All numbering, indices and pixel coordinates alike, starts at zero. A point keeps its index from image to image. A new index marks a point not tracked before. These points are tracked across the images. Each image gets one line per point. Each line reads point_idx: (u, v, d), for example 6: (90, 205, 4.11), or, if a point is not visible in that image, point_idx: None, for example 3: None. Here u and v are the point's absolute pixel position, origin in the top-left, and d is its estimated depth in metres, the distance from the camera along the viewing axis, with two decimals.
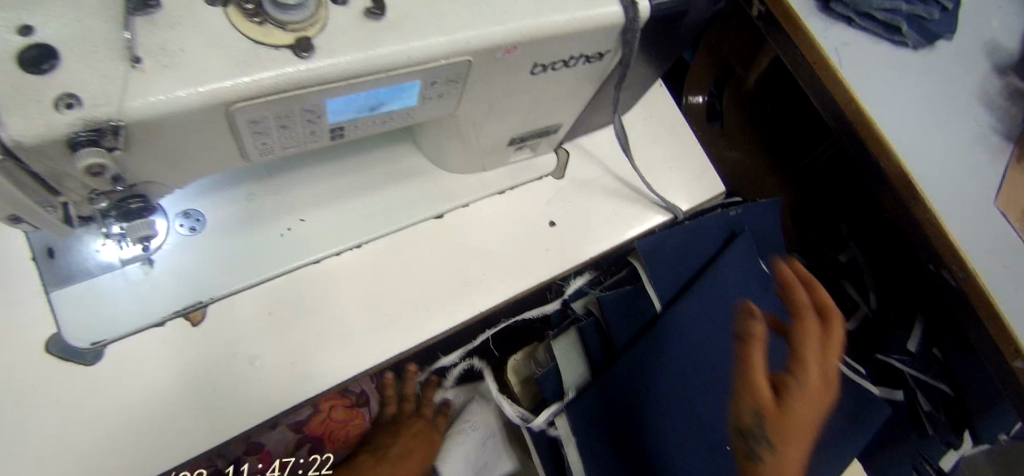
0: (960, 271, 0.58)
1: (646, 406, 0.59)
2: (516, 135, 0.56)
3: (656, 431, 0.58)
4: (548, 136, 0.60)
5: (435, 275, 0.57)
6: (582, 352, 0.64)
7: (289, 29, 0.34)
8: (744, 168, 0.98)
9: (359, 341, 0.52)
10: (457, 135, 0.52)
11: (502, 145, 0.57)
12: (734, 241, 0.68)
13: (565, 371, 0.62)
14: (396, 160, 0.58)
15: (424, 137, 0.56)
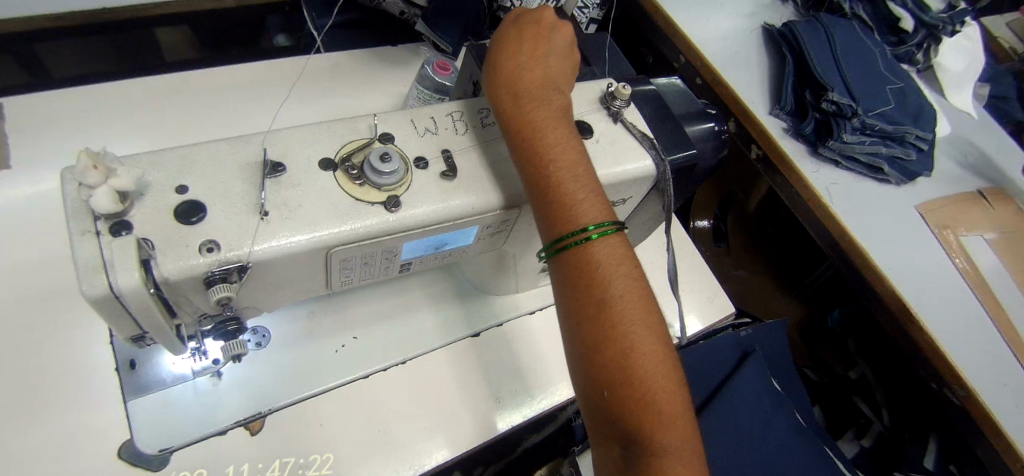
0: (961, 390, 0.66)
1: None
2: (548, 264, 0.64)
3: None
4: None
5: (472, 389, 0.61)
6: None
7: (383, 189, 0.43)
8: (750, 285, 1.09)
9: (400, 452, 0.55)
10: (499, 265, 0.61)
11: (536, 271, 0.64)
12: (749, 359, 0.74)
13: None
14: (440, 282, 0.66)
15: (467, 264, 0.64)
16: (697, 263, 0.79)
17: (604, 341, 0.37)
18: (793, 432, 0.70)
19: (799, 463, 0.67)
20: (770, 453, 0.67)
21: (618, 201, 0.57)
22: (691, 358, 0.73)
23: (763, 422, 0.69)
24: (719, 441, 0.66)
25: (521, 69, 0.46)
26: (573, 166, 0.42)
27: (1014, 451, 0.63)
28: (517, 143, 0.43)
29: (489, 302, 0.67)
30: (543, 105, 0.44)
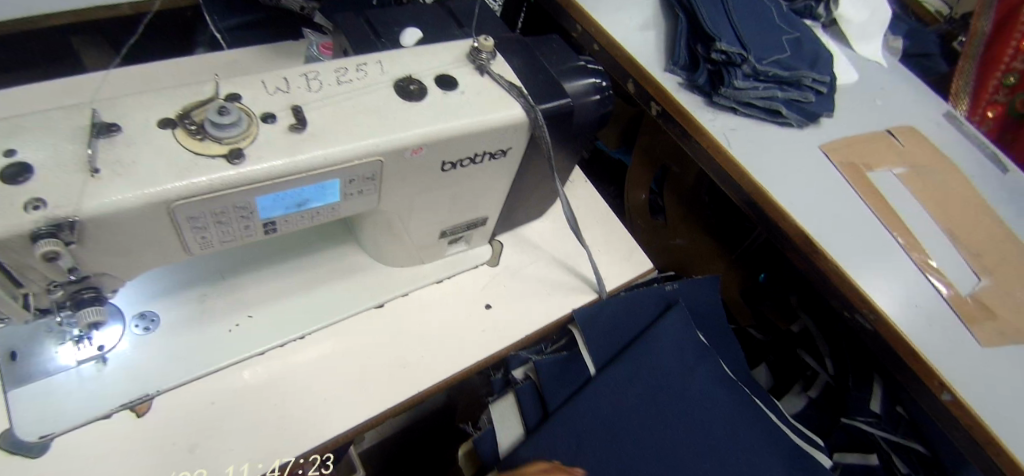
0: (871, 314, 0.68)
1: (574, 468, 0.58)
2: (446, 229, 0.64)
3: None
4: (478, 228, 0.67)
5: (375, 358, 0.59)
6: (520, 415, 0.64)
7: (225, 142, 0.43)
8: (687, 255, 1.12)
9: (298, 424, 0.53)
10: (390, 228, 0.59)
11: (435, 238, 0.64)
12: (670, 311, 0.69)
13: (504, 431, 0.63)
14: (341, 258, 0.64)
15: (361, 233, 0.62)
16: (614, 223, 0.79)
17: None
18: (718, 384, 0.65)
19: (719, 415, 0.63)
20: (687, 407, 0.62)
21: (497, 153, 0.58)
22: (605, 315, 0.68)
23: (684, 375, 0.64)
24: (627, 394, 0.62)
25: None
26: None
27: (927, 366, 0.64)
28: None
29: (391, 274, 0.65)
30: None
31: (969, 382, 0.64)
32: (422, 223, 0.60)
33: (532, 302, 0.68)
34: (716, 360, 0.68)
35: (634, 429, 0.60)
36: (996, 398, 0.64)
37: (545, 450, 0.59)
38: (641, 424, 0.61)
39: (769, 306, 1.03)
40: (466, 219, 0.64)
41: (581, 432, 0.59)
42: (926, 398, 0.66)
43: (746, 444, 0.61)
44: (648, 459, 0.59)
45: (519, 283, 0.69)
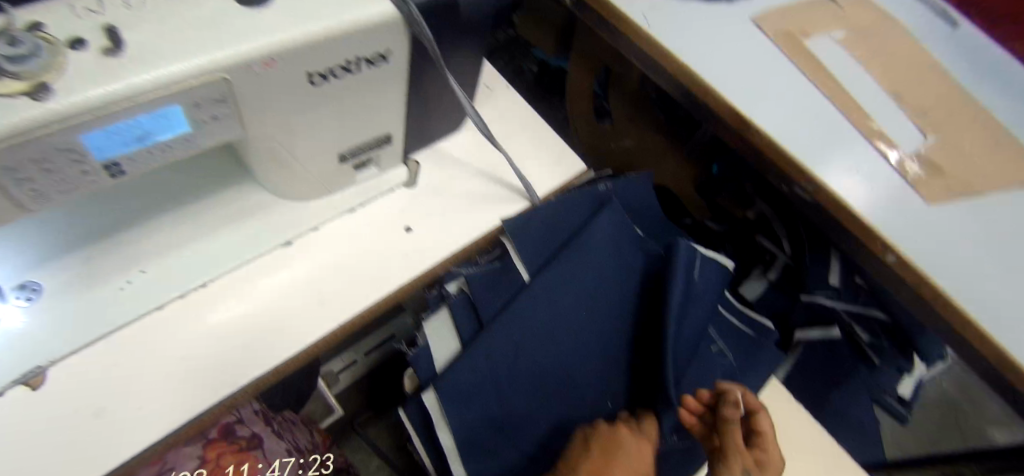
0: (808, 183, 0.64)
1: (504, 375, 0.57)
2: (345, 151, 0.57)
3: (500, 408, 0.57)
4: (384, 148, 0.61)
5: (287, 298, 0.55)
6: (455, 330, 0.60)
7: (23, 78, 0.35)
8: (633, 156, 1.05)
9: (212, 374, 0.50)
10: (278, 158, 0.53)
11: (336, 164, 0.58)
12: (607, 208, 0.64)
13: (440, 348, 0.59)
14: (237, 200, 0.58)
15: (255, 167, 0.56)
16: (542, 126, 0.72)
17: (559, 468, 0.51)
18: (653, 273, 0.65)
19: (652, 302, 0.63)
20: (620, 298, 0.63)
21: (375, 58, 0.49)
22: (538, 221, 0.63)
23: (619, 270, 0.63)
24: (553, 304, 0.59)
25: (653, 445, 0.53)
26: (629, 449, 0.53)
27: (865, 228, 0.61)
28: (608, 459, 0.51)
29: (294, 208, 0.60)
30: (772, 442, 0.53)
31: (913, 241, 0.61)
32: (308, 148, 0.54)
33: (455, 219, 0.62)
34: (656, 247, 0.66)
35: (569, 331, 0.59)
36: (940, 256, 0.61)
37: (472, 365, 0.56)
38: (562, 333, 0.59)
39: (724, 194, 0.95)
40: (363, 139, 0.57)
41: (513, 342, 0.57)
42: (867, 258, 0.65)
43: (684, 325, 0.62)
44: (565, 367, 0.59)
45: (439, 201, 0.63)
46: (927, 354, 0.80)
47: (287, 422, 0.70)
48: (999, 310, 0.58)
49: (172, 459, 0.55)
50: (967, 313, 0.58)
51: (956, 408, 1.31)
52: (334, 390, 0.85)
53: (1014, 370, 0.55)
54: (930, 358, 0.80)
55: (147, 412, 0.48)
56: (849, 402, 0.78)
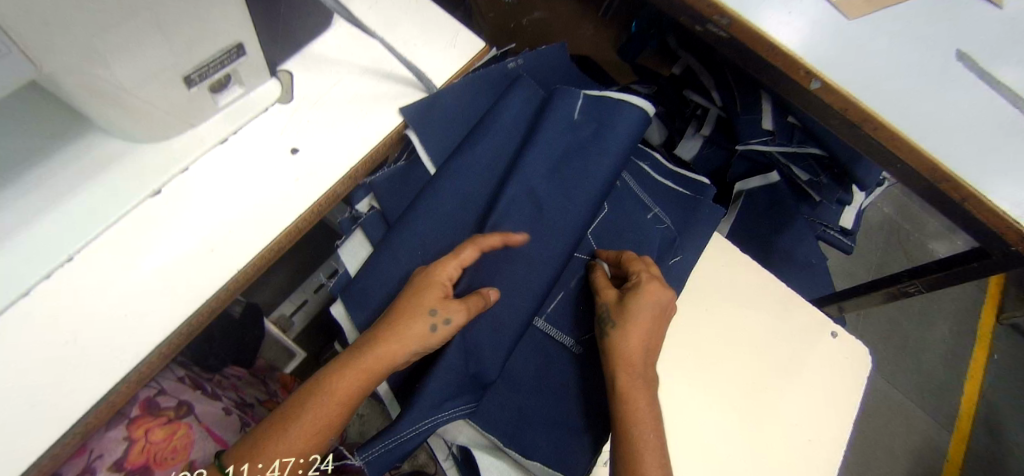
0: (724, 19, 0.60)
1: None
2: (187, 72, 0.46)
3: None
4: (244, 60, 0.51)
5: (176, 250, 0.49)
6: (369, 242, 0.59)
7: None
8: (547, 28, 0.98)
9: (113, 347, 0.45)
10: (104, 97, 0.43)
11: (185, 92, 0.48)
12: (511, 87, 0.62)
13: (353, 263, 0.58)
14: (87, 152, 0.50)
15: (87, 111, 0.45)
16: (428, 7, 0.63)
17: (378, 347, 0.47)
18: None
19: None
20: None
21: None
22: (441, 106, 0.59)
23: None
24: (466, 189, 0.58)
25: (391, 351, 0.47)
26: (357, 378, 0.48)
27: (790, 58, 0.57)
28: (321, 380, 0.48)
29: (157, 152, 0.51)
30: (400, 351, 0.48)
31: (836, 63, 0.58)
32: (137, 77, 0.42)
33: (349, 129, 0.55)
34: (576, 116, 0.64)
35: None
36: (865, 73, 0.58)
37: (386, 271, 0.55)
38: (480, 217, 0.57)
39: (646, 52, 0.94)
40: (206, 55, 0.46)
41: (430, 239, 0.56)
42: (796, 93, 0.61)
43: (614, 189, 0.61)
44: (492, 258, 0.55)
45: (325, 111, 0.55)
46: (866, 183, 0.78)
47: (227, 381, 0.68)
48: (928, 119, 0.56)
49: (96, 446, 0.52)
50: (899, 129, 0.55)
51: (899, 230, 1.38)
52: (291, 333, 0.92)
53: (942, 177, 0.54)
54: (868, 187, 0.80)
55: (47, 408, 0.42)
56: (790, 241, 0.80)
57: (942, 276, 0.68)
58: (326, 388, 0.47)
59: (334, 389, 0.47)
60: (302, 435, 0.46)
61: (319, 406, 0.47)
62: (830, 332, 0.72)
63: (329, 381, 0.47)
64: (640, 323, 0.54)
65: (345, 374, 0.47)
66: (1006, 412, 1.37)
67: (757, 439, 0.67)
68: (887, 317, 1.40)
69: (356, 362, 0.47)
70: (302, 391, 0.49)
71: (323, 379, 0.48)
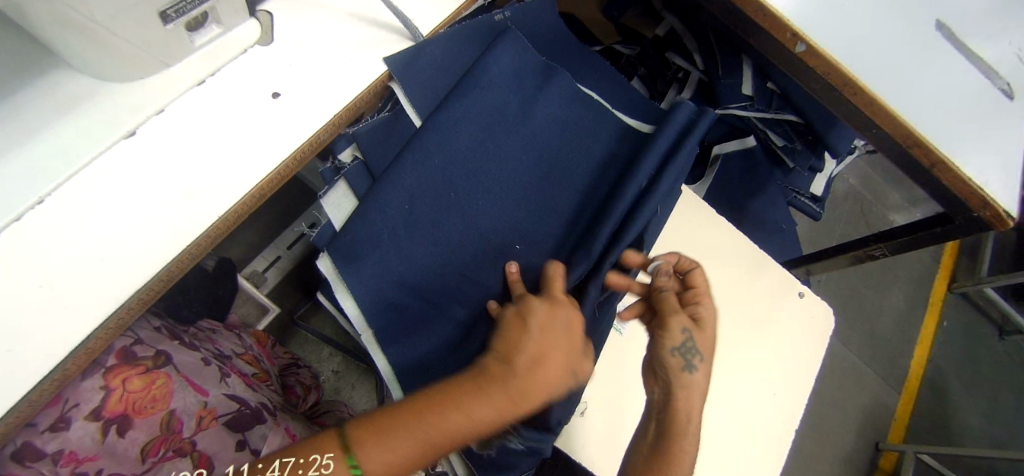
0: None
1: (415, 227, 0.56)
2: (164, 8, 0.44)
3: (422, 260, 0.56)
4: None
5: (152, 193, 0.47)
6: (352, 192, 0.59)
7: None
8: None
9: (90, 293, 0.43)
10: (77, 28, 0.41)
11: (161, 29, 0.45)
12: (500, 41, 0.60)
13: (336, 215, 0.58)
14: (56, 90, 0.47)
15: (52, 41, 0.43)
16: None
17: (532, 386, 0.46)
18: (558, 102, 0.62)
19: (564, 134, 0.62)
20: (531, 134, 0.61)
21: None
22: (428, 55, 0.58)
23: (522, 105, 0.61)
24: (455, 141, 0.58)
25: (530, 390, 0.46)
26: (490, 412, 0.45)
27: (777, 19, 0.57)
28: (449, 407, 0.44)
29: (130, 92, 0.49)
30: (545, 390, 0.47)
31: (825, 25, 0.58)
32: (110, 9, 0.40)
33: (335, 74, 0.54)
34: (564, 72, 0.63)
35: (478, 174, 0.58)
36: (849, 39, 0.58)
37: (374, 225, 0.55)
38: (467, 170, 0.58)
39: (632, 12, 0.93)
40: None
41: (417, 194, 0.56)
42: (781, 57, 0.61)
43: (594, 149, 0.62)
44: (481, 209, 0.58)
45: (308, 55, 0.54)
46: (838, 150, 0.81)
47: (203, 333, 0.67)
48: (905, 84, 0.58)
49: (71, 395, 0.51)
50: (877, 94, 0.56)
51: (863, 202, 1.45)
52: (264, 289, 0.90)
53: (914, 143, 0.56)
54: (841, 154, 0.83)
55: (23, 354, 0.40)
56: (763, 205, 0.84)
57: (904, 241, 0.71)
58: (451, 417, 0.44)
59: (466, 418, 0.44)
60: (391, 461, 0.43)
61: (440, 438, 0.44)
62: (797, 292, 0.76)
63: (461, 409, 0.44)
64: (716, 354, 0.54)
65: (483, 408, 0.44)
66: (952, 376, 1.47)
67: (726, 390, 0.71)
68: (847, 283, 1.47)
69: (500, 401, 0.45)
70: (412, 408, 0.45)
71: (448, 406, 0.44)
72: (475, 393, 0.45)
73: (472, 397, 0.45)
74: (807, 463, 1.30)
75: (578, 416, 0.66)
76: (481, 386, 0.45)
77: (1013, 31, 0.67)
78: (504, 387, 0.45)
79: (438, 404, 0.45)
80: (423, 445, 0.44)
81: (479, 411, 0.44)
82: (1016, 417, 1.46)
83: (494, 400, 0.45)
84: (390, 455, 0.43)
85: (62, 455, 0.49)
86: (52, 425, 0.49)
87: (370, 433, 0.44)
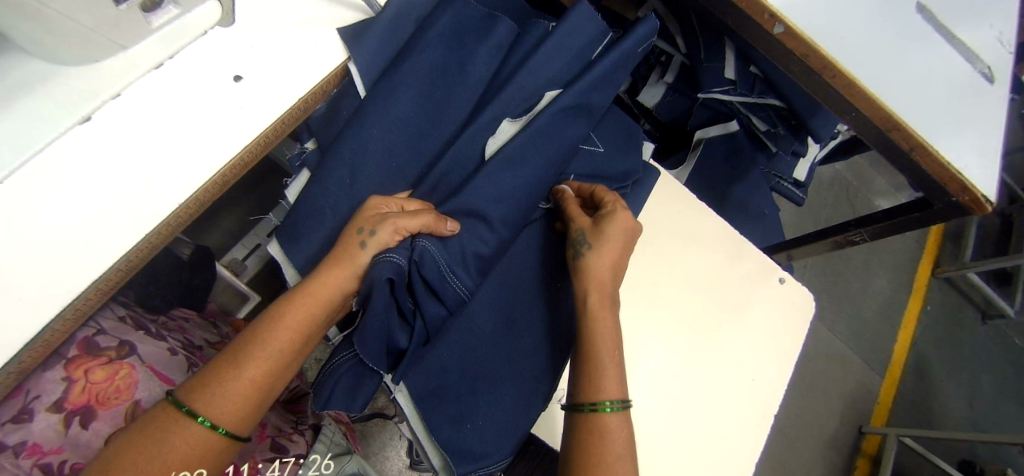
0: None
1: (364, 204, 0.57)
2: None
3: None
4: None
5: (107, 181, 0.45)
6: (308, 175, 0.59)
7: None
8: None
9: (44, 285, 0.41)
10: (18, 6, 0.38)
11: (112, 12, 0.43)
12: (446, 0, 0.60)
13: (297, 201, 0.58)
14: None
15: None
16: None
17: (307, 297, 0.49)
18: (499, 57, 0.61)
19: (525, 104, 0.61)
20: (473, 89, 0.60)
21: None
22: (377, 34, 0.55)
23: (461, 61, 0.60)
24: (390, 117, 0.57)
25: (323, 299, 0.50)
26: (280, 363, 0.48)
27: (756, 1, 0.55)
28: (223, 385, 0.45)
29: (82, 76, 0.46)
30: (287, 330, 0.48)
31: (804, 6, 0.57)
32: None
33: (299, 57, 0.52)
34: (508, 20, 0.62)
35: (421, 141, 0.59)
36: (829, 21, 0.57)
37: (319, 202, 0.56)
38: (407, 154, 0.59)
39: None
40: None
41: (365, 168, 0.57)
42: (760, 39, 0.59)
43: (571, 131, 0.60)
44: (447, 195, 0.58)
45: (270, 36, 0.52)
46: (820, 135, 0.81)
47: (174, 323, 0.66)
48: (884, 66, 0.57)
49: (33, 386, 0.50)
50: (856, 77, 0.55)
51: (848, 187, 1.44)
52: (242, 276, 0.90)
53: (894, 127, 0.55)
54: (823, 139, 0.82)
55: None
56: (744, 190, 0.84)
57: (885, 225, 0.71)
58: (276, 340, 0.47)
59: (283, 349, 0.48)
60: (235, 401, 0.45)
61: (277, 344, 0.47)
62: (778, 277, 0.76)
63: (274, 333, 0.47)
64: (612, 245, 0.57)
65: (301, 305, 0.49)
66: (934, 359, 1.49)
67: (706, 377, 0.71)
68: (832, 268, 1.47)
69: (303, 307, 0.49)
70: (219, 362, 0.46)
71: (261, 331, 0.48)
72: (254, 351, 0.47)
73: (261, 349, 0.47)
74: (790, 447, 1.32)
75: (556, 403, 0.66)
76: (250, 344, 0.47)
77: (996, 16, 0.66)
78: (264, 336, 0.47)
79: (239, 350, 0.47)
80: (237, 407, 0.45)
81: (247, 373, 0.46)
82: (995, 399, 1.48)
83: (266, 346, 0.47)
84: (224, 403, 0.44)
85: (25, 447, 0.47)
86: (13, 416, 0.48)
87: (205, 392, 0.44)
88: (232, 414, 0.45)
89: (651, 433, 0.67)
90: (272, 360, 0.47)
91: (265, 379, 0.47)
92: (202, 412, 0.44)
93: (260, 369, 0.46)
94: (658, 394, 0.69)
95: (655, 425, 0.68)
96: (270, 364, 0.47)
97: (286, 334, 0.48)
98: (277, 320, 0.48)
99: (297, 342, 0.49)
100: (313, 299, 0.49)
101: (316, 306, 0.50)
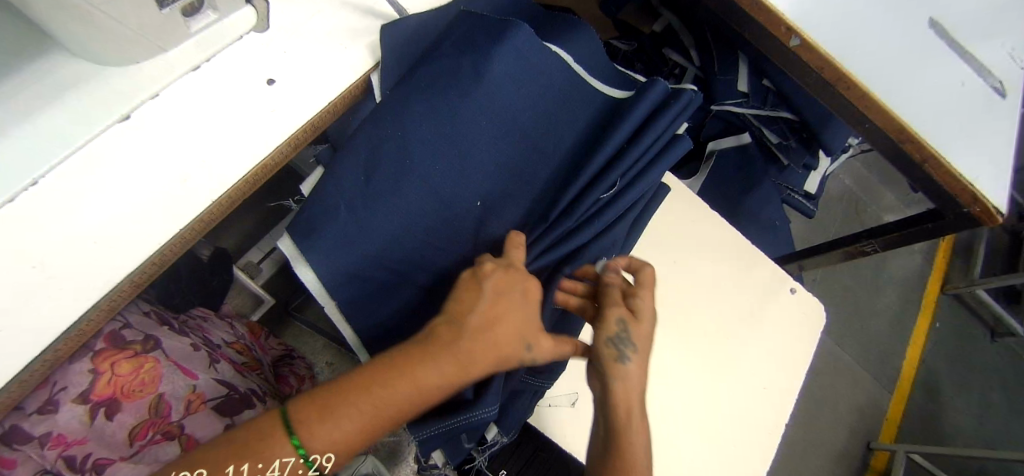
0: None
1: (371, 202, 0.54)
2: None
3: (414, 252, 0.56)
4: None
5: (146, 176, 0.47)
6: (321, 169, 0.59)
7: None
8: None
9: (82, 276, 0.43)
10: (71, 8, 0.40)
11: (157, 15, 0.45)
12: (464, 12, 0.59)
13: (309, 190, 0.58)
14: (48, 71, 0.47)
15: (48, 23, 0.42)
16: None
17: (451, 341, 0.45)
18: None
19: (529, 111, 0.58)
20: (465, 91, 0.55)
21: None
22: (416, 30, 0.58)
23: None
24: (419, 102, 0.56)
25: (488, 351, 0.45)
26: (405, 410, 0.43)
27: (772, 14, 0.57)
28: (359, 414, 0.42)
29: (125, 76, 0.48)
30: (430, 379, 0.43)
31: (817, 22, 0.58)
32: None
33: (330, 62, 0.54)
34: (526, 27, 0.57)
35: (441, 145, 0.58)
36: (843, 34, 0.58)
37: None
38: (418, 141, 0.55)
39: (628, 9, 0.94)
40: None
41: (386, 167, 0.54)
42: (775, 52, 0.61)
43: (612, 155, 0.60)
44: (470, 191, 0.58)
45: (302, 42, 0.54)
46: (832, 148, 0.83)
47: (193, 321, 0.67)
48: (897, 80, 0.58)
49: (60, 379, 0.51)
50: (870, 90, 0.56)
51: (857, 202, 1.45)
52: (259, 280, 0.89)
53: (907, 138, 0.57)
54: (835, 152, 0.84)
55: (14, 337, 0.40)
56: (756, 201, 0.85)
57: (896, 236, 0.72)
58: (407, 392, 0.43)
59: (410, 398, 0.43)
60: (353, 433, 0.41)
61: (402, 401, 0.42)
62: (790, 288, 0.76)
63: (407, 392, 0.43)
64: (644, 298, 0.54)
65: (441, 367, 0.43)
66: (944, 376, 1.48)
67: (718, 386, 0.71)
68: (839, 281, 1.47)
69: (444, 370, 0.43)
70: (351, 388, 0.42)
71: (402, 374, 0.43)
72: (398, 388, 0.43)
73: (391, 397, 0.42)
74: (798, 461, 1.31)
75: (570, 407, 0.67)
76: (394, 378, 0.43)
77: (1007, 31, 0.68)
78: (409, 379, 0.43)
79: (423, 358, 0.44)
80: (344, 439, 0.42)
81: (378, 412, 0.42)
82: (1005, 418, 1.47)
83: (414, 390, 0.43)
84: (340, 431, 0.41)
85: (50, 437, 0.49)
86: (40, 407, 0.50)
87: (317, 416, 0.41)
88: (340, 445, 0.41)
89: (663, 443, 0.68)
90: (398, 403, 0.42)
91: (385, 427, 0.43)
92: (312, 437, 0.41)
93: (397, 415, 0.43)
94: (666, 401, 0.69)
95: (663, 431, 0.68)
96: (388, 421, 0.42)
97: (422, 390, 0.43)
98: (427, 377, 0.43)
99: (418, 402, 0.43)
100: (450, 342, 0.45)
101: (477, 365, 0.45)
